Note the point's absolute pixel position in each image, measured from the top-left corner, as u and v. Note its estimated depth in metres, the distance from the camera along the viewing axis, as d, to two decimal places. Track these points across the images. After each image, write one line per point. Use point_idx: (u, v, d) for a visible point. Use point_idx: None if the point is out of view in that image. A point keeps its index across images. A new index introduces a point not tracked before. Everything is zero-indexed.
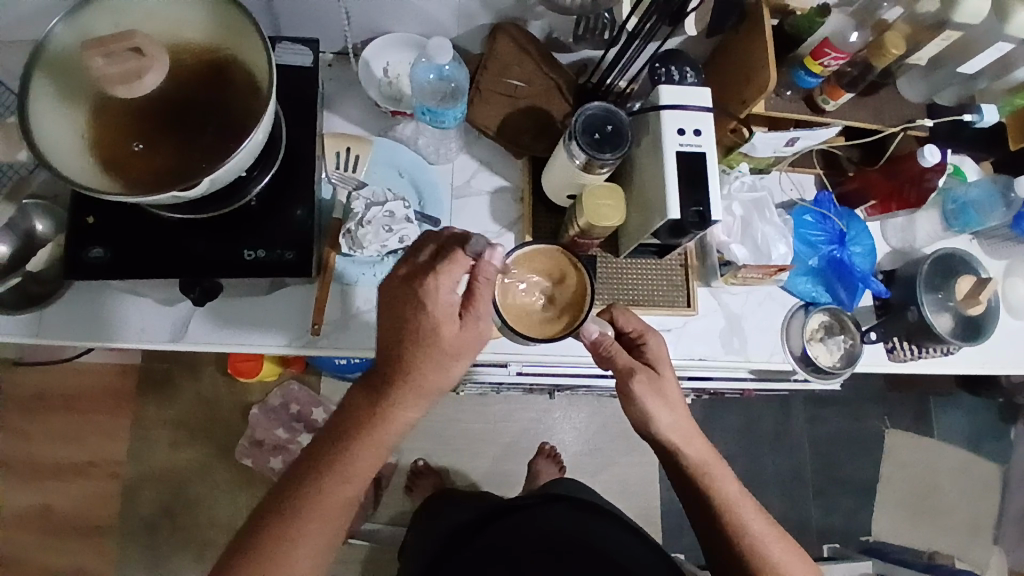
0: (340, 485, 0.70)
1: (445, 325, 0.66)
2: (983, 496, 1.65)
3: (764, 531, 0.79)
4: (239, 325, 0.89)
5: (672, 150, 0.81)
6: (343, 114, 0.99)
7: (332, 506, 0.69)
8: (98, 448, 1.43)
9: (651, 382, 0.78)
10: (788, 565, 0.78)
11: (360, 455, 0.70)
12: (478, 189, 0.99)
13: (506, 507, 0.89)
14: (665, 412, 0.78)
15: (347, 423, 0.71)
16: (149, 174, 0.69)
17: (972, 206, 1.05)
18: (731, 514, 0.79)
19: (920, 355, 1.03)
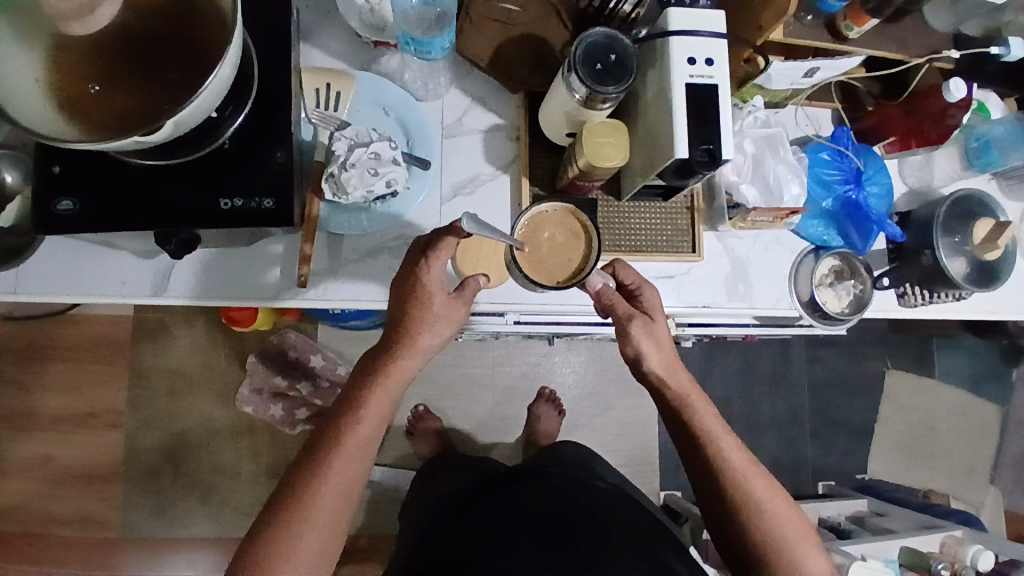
0: (355, 441, 0.70)
1: (437, 291, 0.72)
2: (981, 436, 1.66)
3: (745, 463, 0.79)
4: (224, 276, 0.85)
5: (681, 82, 0.74)
6: (323, 47, 0.90)
7: (355, 464, 0.70)
8: (97, 399, 1.42)
9: (646, 326, 0.77)
10: (767, 498, 0.78)
11: (377, 395, 0.71)
12: (471, 128, 0.92)
13: (513, 478, 0.89)
14: (655, 355, 0.77)
15: (360, 379, 0.73)
16: (109, 119, 0.62)
17: (996, 144, 0.99)
18: (710, 444, 0.79)
19: (930, 301, 0.99)
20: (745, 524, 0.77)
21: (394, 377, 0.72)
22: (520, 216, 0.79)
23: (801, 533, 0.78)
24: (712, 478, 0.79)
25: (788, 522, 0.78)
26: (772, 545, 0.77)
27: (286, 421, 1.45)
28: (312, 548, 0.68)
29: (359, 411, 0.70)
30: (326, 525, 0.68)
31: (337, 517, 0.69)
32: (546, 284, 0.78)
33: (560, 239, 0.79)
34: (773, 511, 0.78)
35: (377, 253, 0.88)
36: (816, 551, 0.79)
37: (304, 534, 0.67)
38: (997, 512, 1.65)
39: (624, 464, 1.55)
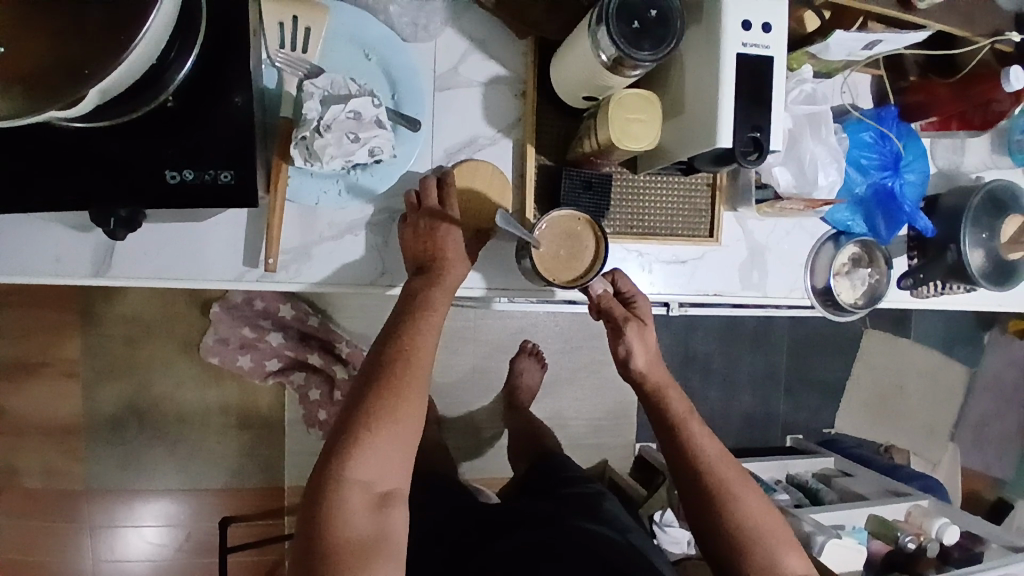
0: (421, 350, 0.69)
1: (451, 243, 0.73)
2: (944, 396, 1.72)
3: (716, 452, 0.77)
4: (178, 255, 0.72)
5: (732, 52, 0.62)
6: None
7: (423, 371, 0.69)
8: (47, 347, 1.31)
9: (637, 330, 0.79)
10: (741, 487, 0.75)
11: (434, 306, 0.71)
12: (468, 79, 0.78)
13: (532, 517, 0.92)
14: (641, 356, 0.79)
15: (411, 296, 0.72)
16: (17, 90, 0.46)
17: None
18: (682, 433, 0.77)
19: (941, 293, 0.94)
20: (729, 512, 0.74)
21: (442, 295, 0.72)
22: (543, 218, 0.73)
23: (778, 525, 0.74)
24: (687, 470, 0.76)
25: (764, 513, 0.75)
26: (754, 535, 0.73)
27: (256, 372, 1.35)
28: (394, 447, 0.65)
29: (420, 322, 0.70)
30: (408, 422, 0.66)
31: (417, 423, 0.67)
32: (551, 282, 0.73)
33: (573, 243, 0.74)
34: (746, 500, 0.74)
35: (357, 228, 0.76)
36: (795, 547, 0.75)
37: (386, 433, 0.64)
38: (951, 470, 1.73)
39: (603, 418, 1.55)
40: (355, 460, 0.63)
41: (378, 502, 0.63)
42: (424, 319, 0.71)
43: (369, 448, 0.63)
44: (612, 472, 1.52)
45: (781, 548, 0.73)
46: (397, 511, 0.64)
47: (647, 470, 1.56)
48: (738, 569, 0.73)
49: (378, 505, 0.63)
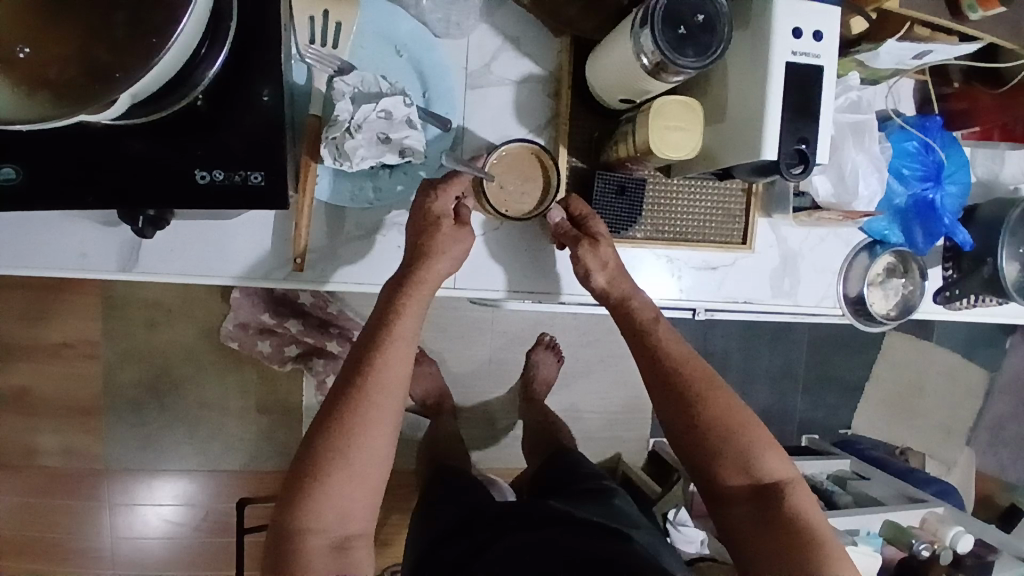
0: (391, 375, 0.67)
1: (445, 217, 0.69)
2: (965, 398, 1.70)
3: (683, 354, 0.75)
4: (206, 252, 0.72)
5: (780, 62, 0.59)
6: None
7: (393, 401, 0.67)
8: (72, 329, 1.34)
9: (587, 249, 0.73)
10: (706, 387, 0.73)
11: (407, 312, 0.68)
12: (500, 77, 0.76)
13: (545, 517, 0.90)
14: (600, 274, 0.74)
15: (376, 319, 0.68)
16: (43, 94, 0.45)
17: None
18: (648, 337, 0.75)
19: (974, 304, 0.93)
20: (701, 414, 0.72)
21: (418, 297, 0.69)
22: (493, 152, 0.72)
23: (750, 425, 0.72)
24: (655, 372, 0.75)
25: (734, 409, 0.73)
26: (733, 437, 0.72)
27: (274, 358, 1.36)
28: (356, 491, 0.65)
29: (390, 346, 0.67)
30: (372, 462, 0.66)
31: (384, 458, 0.67)
32: (503, 215, 0.73)
33: (523, 176, 0.73)
34: (718, 404, 0.73)
35: (383, 228, 0.75)
36: (773, 446, 0.73)
37: (350, 476, 0.64)
38: (967, 472, 1.72)
39: (618, 411, 1.56)
40: (326, 485, 0.64)
41: (337, 548, 0.65)
42: (393, 346, 0.67)
43: (341, 472, 0.64)
44: (626, 466, 1.53)
45: (754, 449, 0.72)
46: (358, 553, 0.66)
47: (660, 465, 1.57)
48: (712, 467, 0.72)
49: (338, 551, 0.65)
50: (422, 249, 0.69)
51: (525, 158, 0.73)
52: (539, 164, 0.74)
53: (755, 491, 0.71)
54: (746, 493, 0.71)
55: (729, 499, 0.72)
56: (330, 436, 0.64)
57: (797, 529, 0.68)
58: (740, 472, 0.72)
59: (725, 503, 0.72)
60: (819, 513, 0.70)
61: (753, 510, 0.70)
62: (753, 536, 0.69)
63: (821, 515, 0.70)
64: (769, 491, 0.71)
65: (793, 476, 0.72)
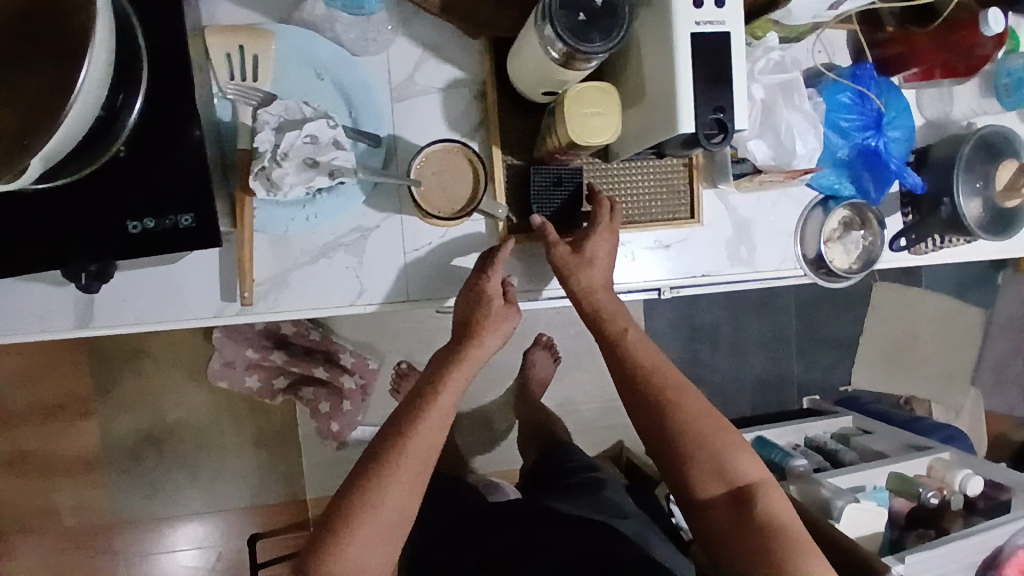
0: (428, 435, 0.69)
1: (496, 296, 0.75)
2: (963, 341, 1.69)
3: (653, 365, 0.77)
4: (159, 298, 0.73)
5: (685, 33, 0.59)
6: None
7: (427, 457, 0.69)
8: (64, 387, 1.36)
9: (570, 257, 0.74)
10: (680, 395, 0.75)
11: (452, 380, 0.73)
12: (425, 86, 0.76)
13: (533, 514, 0.93)
14: (579, 277, 0.75)
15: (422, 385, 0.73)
16: None
17: None
18: (619, 347, 0.77)
19: (940, 247, 0.91)
20: (672, 419, 0.74)
21: (464, 368, 0.74)
22: (417, 155, 0.72)
23: (722, 430, 0.75)
24: (625, 381, 0.77)
25: (706, 413, 0.75)
26: (708, 445, 0.74)
27: (265, 392, 1.37)
28: (376, 542, 0.66)
29: (426, 414, 0.70)
30: (395, 522, 0.67)
31: (407, 512, 0.68)
32: (434, 217, 0.72)
33: (450, 176, 0.73)
34: (688, 410, 0.75)
35: (329, 251, 0.75)
36: (745, 449, 0.75)
37: (375, 526, 0.66)
38: (976, 415, 1.70)
39: (614, 399, 1.56)
40: (349, 537, 0.65)
41: None
42: (433, 405, 0.71)
43: (364, 523, 0.65)
44: (628, 453, 1.52)
45: (728, 454, 0.74)
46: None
47: None
48: (686, 473, 0.74)
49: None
50: (473, 326, 0.75)
51: (452, 158, 0.73)
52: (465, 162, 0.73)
53: (733, 495, 0.73)
54: (726, 499, 0.73)
55: (710, 505, 0.74)
56: (356, 491, 0.67)
57: (770, 530, 0.69)
58: (718, 480, 0.73)
59: (703, 508, 0.74)
60: (794, 513, 0.72)
61: (731, 516, 0.72)
62: (732, 540, 0.71)
63: (795, 517, 0.72)
64: (744, 496, 0.72)
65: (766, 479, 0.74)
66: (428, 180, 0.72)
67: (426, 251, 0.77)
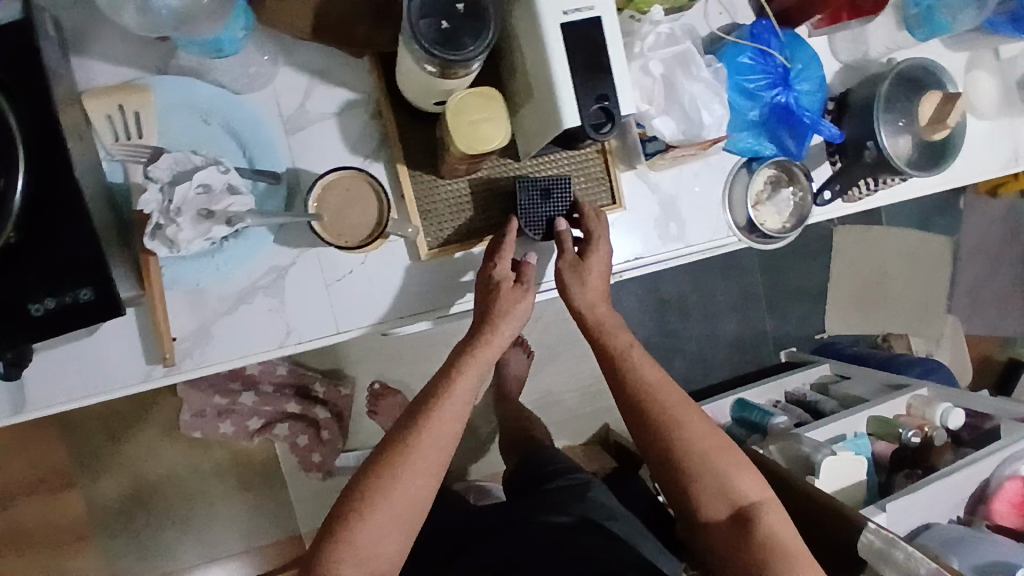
0: (442, 429, 0.69)
1: (506, 280, 0.73)
2: (933, 270, 1.68)
3: (659, 380, 0.74)
4: (84, 371, 0.72)
5: (554, 24, 0.57)
6: (107, 57, 0.70)
7: (440, 452, 0.68)
8: (41, 462, 1.35)
9: (572, 269, 0.75)
10: (683, 411, 0.73)
11: (467, 371, 0.71)
12: (319, 113, 0.74)
13: (522, 517, 0.95)
14: (579, 290, 0.75)
15: (437, 377, 0.71)
16: None
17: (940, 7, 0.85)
18: (621, 365, 0.75)
19: (875, 190, 0.90)
20: (673, 437, 0.72)
21: (482, 356, 0.71)
22: (312, 187, 0.70)
23: (726, 449, 0.72)
24: (624, 395, 0.75)
25: (709, 434, 0.73)
26: (707, 464, 0.72)
27: (241, 434, 1.36)
28: (387, 534, 0.66)
29: (446, 401, 0.69)
30: (412, 506, 0.67)
31: (419, 502, 0.68)
32: (342, 247, 0.70)
33: (349, 203, 0.71)
34: (691, 425, 0.73)
35: (250, 296, 0.74)
36: (748, 468, 0.72)
37: (385, 518, 0.66)
38: (956, 341, 1.70)
39: (594, 384, 1.55)
40: (355, 535, 0.65)
41: None
42: (449, 399, 0.69)
43: (368, 524, 0.66)
44: (615, 435, 1.52)
45: (732, 474, 0.71)
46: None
47: None
48: (686, 490, 0.72)
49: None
50: (487, 316, 0.73)
51: (349, 186, 0.71)
52: (364, 186, 0.71)
53: (735, 516, 0.71)
54: (728, 519, 0.71)
55: (708, 522, 0.72)
56: (359, 493, 0.67)
57: (767, 558, 0.68)
58: (722, 500, 0.71)
59: (704, 526, 0.73)
60: (796, 537, 0.70)
61: (730, 536, 0.71)
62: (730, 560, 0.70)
63: (801, 543, 0.69)
64: (745, 515, 0.71)
65: (769, 500, 0.72)
66: (325, 210, 0.70)
67: (348, 279, 0.76)
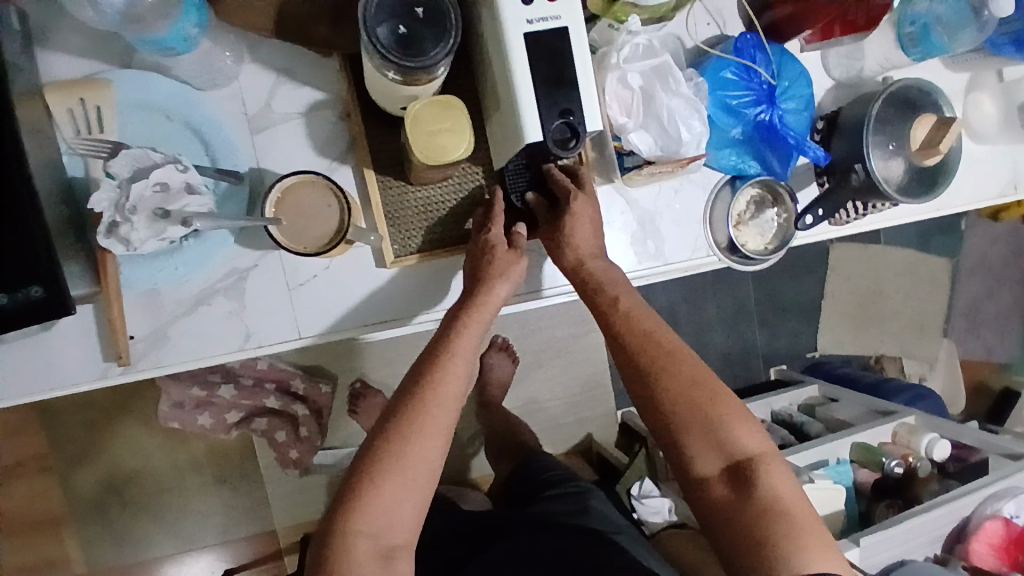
0: (446, 389, 0.65)
1: (498, 240, 0.70)
2: (932, 290, 1.64)
3: (651, 332, 0.70)
4: (34, 369, 0.70)
5: (517, 34, 0.55)
6: (70, 48, 0.68)
7: (446, 412, 0.64)
8: (20, 447, 1.35)
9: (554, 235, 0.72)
10: (673, 362, 0.69)
11: (468, 329, 0.67)
12: (285, 113, 0.72)
13: (515, 526, 0.93)
14: (573, 253, 0.72)
15: (437, 336, 0.67)
16: None
17: (935, 25, 0.83)
18: (610, 320, 0.71)
19: (863, 215, 0.87)
20: (668, 390, 0.68)
21: (481, 312, 0.68)
22: (272, 191, 0.67)
23: (721, 398, 0.68)
24: (621, 352, 0.70)
25: (705, 384, 0.68)
26: (711, 421, 0.67)
27: (218, 428, 1.35)
28: (402, 501, 0.62)
29: (446, 362, 0.65)
30: (420, 473, 0.63)
31: (432, 467, 0.63)
32: (302, 253, 0.68)
33: (311, 210, 0.68)
34: (687, 379, 0.68)
35: (208, 298, 0.72)
36: (747, 418, 0.68)
37: (399, 483, 0.62)
38: (952, 364, 1.66)
39: (579, 392, 1.53)
40: (368, 499, 0.61)
41: (383, 560, 0.61)
42: (451, 356, 0.66)
43: (383, 488, 0.61)
44: (597, 445, 1.51)
45: (725, 426, 0.67)
46: (403, 568, 0.62)
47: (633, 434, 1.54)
48: (688, 451, 0.68)
49: (383, 563, 0.61)
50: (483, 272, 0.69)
51: (308, 193, 0.68)
52: (325, 194, 0.69)
53: (735, 471, 0.67)
54: (726, 476, 0.67)
55: (710, 482, 0.68)
56: (369, 457, 0.62)
57: (772, 515, 0.64)
58: (717, 454, 0.67)
59: (703, 487, 0.68)
60: (798, 492, 0.66)
61: (732, 495, 0.66)
62: (729, 524, 0.66)
63: (801, 492, 0.66)
64: (745, 469, 0.66)
65: (771, 452, 0.68)
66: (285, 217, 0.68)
67: (311, 284, 0.74)
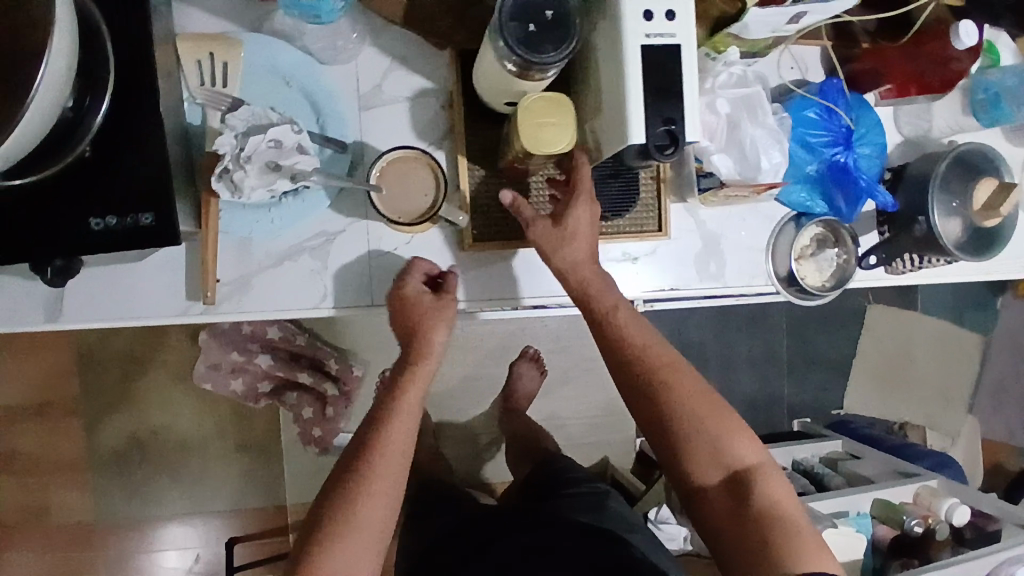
0: (390, 446, 0.69)
1: (446, 301, 0.75)
2: (961, 365, 1.64)
3: (645, 344, 0.73)
4: (124, 296, 0.75)
5: (635, 46, 0.59)
6: (209, 9, 0.74)
7: (395, 465, 0.68)
8: (56, 388, 1.38)
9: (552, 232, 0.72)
10: (673, 375, 0.72)
11: (409, 388, 0.72)
12: (392, 95, 0.77)
13: (539, 520, 0.94)
14: (573, 245, 0.72)
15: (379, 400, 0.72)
16: None
17: (1005, 95, 0.87)
18: (612, 328, 0.73)
19: (920, 267, 0.89)
20: (669, 401, 0.71)
21: (423, 368, 0.73)
22: (377, 162, 0.73)
23: (715, 413, 0.71)
24: (619, 366, 0.74)
25: (700, 397, 0.72)
26: (700, 438, 0.71)
27: (249, 395, 1.37)
28: (360, 555, 0.65)
29: (388, 420, 0.70)
30: (375, 526, 0.66)
31: (383, 520, 0.66)
32: (395, 221, 0.73)
33: (411, 183, 0.74)
34: (682, 396, 0.72)
35: (294, 254, 0.76)
36: (743, 431, 0.72)
37: (358, 534, 0.65)
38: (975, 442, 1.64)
39: (600, 415, 1.54)
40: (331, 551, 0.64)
41: None
42: (393, 415, 0.70)
43: (342, 540, 0.64)
44: (613, 470, 1.51)
45: (722, 436, 0.71)
46: None
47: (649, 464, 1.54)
48: (684, 459, 0.71)
49: None
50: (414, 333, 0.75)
51: (416, 166, 0.74)
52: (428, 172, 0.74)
53: (732, 481, 0.70)
54: (723, 486, 0.70)
55: (703, 492, 0.71)
56: (330, 508, 0.66)
57: (767, 523, 0.66)
58: (716, 466, 0.71)
59: (698, 497, 0.71)
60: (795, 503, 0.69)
61: (731, 500, 0.69)
62: (727, 528, 0.68)
63: (796, 505, 0.69)
64: (741, 477, 0.70)
65: (765, 462, 0.71)
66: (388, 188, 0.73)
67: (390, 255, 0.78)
